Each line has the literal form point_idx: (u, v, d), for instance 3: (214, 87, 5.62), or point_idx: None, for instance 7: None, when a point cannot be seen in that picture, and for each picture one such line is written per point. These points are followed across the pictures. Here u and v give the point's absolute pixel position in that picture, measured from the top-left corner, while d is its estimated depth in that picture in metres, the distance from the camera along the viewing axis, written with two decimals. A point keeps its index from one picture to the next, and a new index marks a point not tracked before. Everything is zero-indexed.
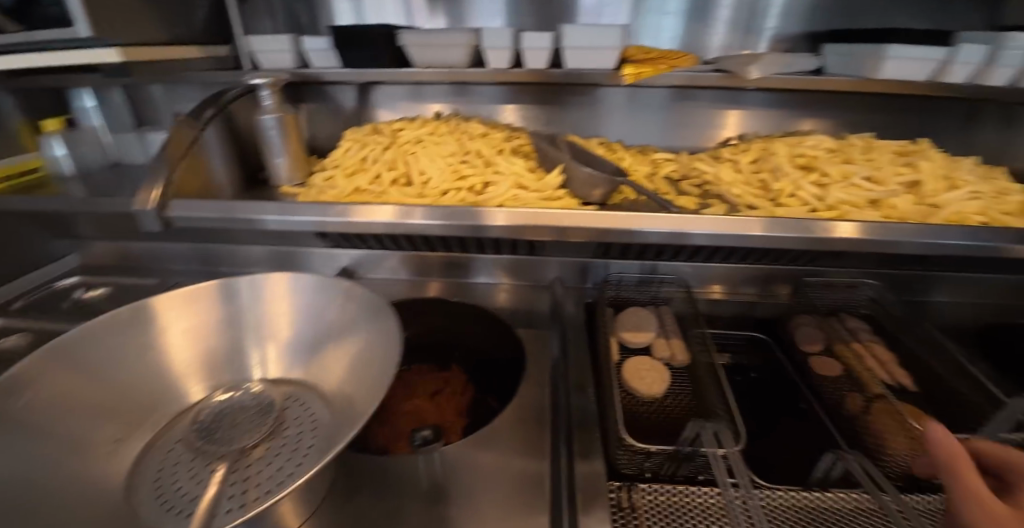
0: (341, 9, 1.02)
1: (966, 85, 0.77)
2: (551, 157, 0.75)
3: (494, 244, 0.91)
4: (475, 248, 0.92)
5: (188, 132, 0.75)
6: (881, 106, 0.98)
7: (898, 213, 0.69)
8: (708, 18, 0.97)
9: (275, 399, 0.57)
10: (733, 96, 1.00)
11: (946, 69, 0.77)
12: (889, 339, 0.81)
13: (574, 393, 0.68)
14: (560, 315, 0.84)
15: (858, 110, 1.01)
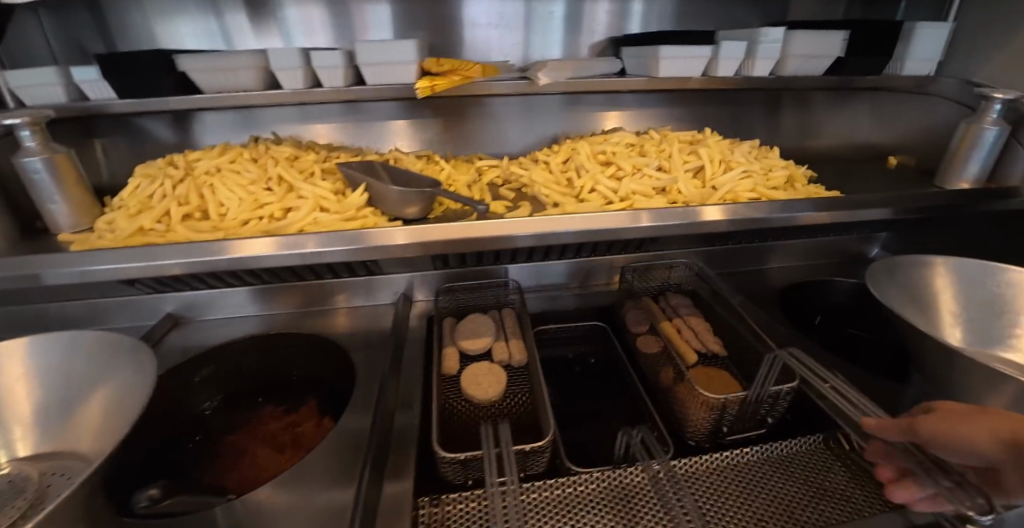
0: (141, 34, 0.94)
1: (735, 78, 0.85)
2: (355, 176, 0.74)
3: (329, 269, 0.89)
4: (311, 274, 0.89)
5: None
6: (709, 100, 1.09)
7: (683, 198, 0.75)
8: (565, 27, 1.01)
9: (30, 477, 0.51)
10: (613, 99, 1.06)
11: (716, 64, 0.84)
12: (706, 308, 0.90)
13: (398, 412, 0.69)
14: (399, 332, 0.84)
15: (673, 105, 1.10)
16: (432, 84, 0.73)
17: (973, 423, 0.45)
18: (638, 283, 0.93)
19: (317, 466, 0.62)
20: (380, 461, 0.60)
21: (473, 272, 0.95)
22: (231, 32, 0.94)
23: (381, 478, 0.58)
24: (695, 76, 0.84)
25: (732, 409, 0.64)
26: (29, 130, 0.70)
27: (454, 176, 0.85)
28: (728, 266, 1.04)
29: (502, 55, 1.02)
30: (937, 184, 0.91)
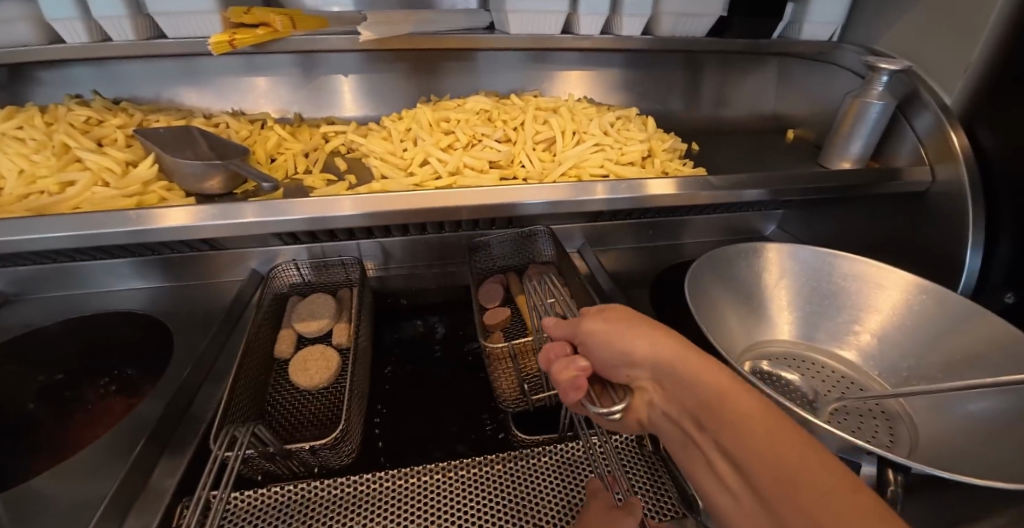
0: None
1: (599, 37, 0.77)
2: (151, 146, 0.67)
3: (167, 245, 0.83)
4: (148, 250, 0.84)
5: None
6: (621, 62, 1.01)
7: (521, 174, 0.69)
8: None
9: None
10: (551, 56, 0.99)
11: (577, 21, 0.75)
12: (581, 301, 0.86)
13: (202, 398, 0.66)
14: (236, 313, 0.79)
15: (568, 65, 1.01)
16: (230, 37, 0.64)
17: (637, 332, 0.40)
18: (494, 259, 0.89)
19: (95, 454, 0.60)
20: (153, 448, 0.57)
21: (336, 247, 0.90)
22: None
23: (154, 461, 0.57)
24: (554, 35, 0.76)
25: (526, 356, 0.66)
26: None
27: (288, 142, 0.76)
28: (614, 242, 0.99)
29: None
30: (821, 162, 0.85)
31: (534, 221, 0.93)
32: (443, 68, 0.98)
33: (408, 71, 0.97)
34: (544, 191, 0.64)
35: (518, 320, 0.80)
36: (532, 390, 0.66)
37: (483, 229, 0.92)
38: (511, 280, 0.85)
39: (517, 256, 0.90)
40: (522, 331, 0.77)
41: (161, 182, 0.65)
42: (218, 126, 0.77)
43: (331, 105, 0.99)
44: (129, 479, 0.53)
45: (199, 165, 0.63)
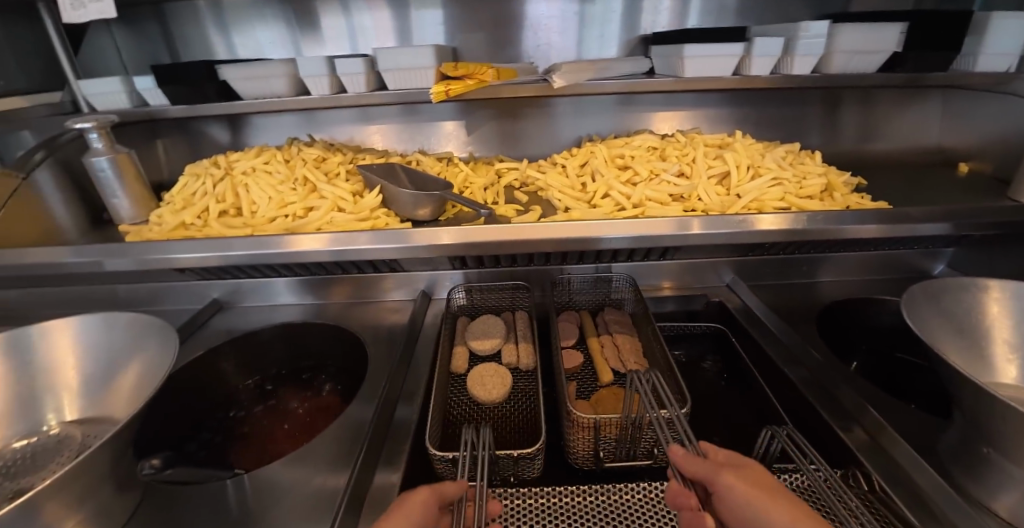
0: (215, 46, 1.05)
1: (772, 77, 0.80)
2: (371, 179, 0.78)
3: (356, 266, 0.94)
4: (339, 269, 0.95)
5: (8, 182, 0.83)
6: (764, 100, 1.03)
7: (701, 206, 0.73)
8: (625, 15, 1.01)
9: (65, 434, 0.56)
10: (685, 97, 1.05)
11: (750, 62, 0.80)
12: (742, 335, 0.86)
13: (401, 404, 0.73)
14: (414, 329, 0.87)
15: (710, 105, 1.05)
16: (447, 87, 0.75)
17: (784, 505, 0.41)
18: (577, 298, 0.93)
19: (322, 452, 0.67)
20: (372, 453, 0.63)
21: (491, 273, 0.96)
22: (267, 48, 1.05)
23: (374, 466, 0.63)
24: (724, 76, 0.81)
25: (610, 430, 0.62)
26: (98, 133, 0.83)
27: (472, 178, 0.85)
28: (766, 278, 0.98)
29: (590, 52, 1.04)
30: (1013, 197, 0.80)
31: (619, 269, 0.95)
32: (585, 111, 1.07)
33: (555, 114, 1.07)
34: (622, 226, 0.67)
35: (589, 366, 0.81)
36: (606, 457, 0.64)
37: (572, 262, 0.94)
38: (584, 317, 0.89)
39: (595, 294, 0.93)
40: (594, 385, 0.77)
41: (383, 210, 0.76)
42: (412, 163, 0.89)
43: (485, 144, 1.10)
44: (364, 471, 0.60)
45: (418, 195, 0.73)
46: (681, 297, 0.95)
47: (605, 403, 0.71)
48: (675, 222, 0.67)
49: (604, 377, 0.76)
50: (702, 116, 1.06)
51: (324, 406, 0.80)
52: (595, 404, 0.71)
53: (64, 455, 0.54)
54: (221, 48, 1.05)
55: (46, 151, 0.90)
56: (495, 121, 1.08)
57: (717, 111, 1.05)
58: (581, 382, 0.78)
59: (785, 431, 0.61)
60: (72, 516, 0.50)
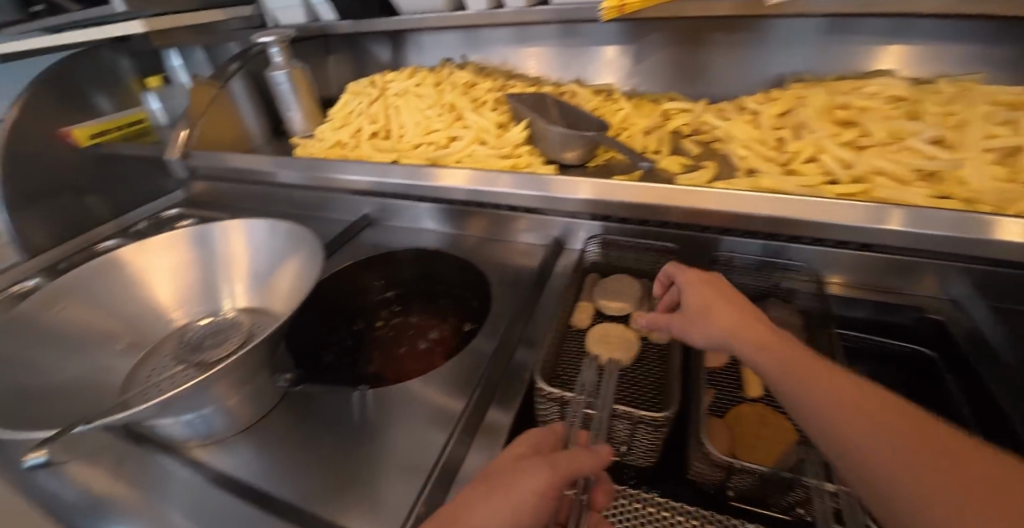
0: None
1: None
2: (519, 111, 0.73)
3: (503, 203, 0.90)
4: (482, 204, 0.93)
5: (209, 90, 0.96)
6: None
7: (967, 191, 0.52)
8: None
9: (237, 320, 0.64)
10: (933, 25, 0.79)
11: None
12: (968, 371, 0.63)
13: (522, 349, 0.70)
14: (544, 278, 0.82)
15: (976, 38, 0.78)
16: (621, 2, 0.61)
17: (927, 434, 0.34)
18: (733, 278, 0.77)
19: (442, 379, 0.68)
20: (488, 391, 0.62)
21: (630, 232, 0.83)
22: None
23: (488, 402, 0.61)
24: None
25: (747, 479, 0.51)
26: (279, 47, 0.89)
27: (632, 118, 0.75)
28: None
29: None
30: None
31: (797, 254, 0.75)
32: (783, 44, 0.88)
33: (750, 44, 0.89)
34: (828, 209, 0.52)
35: (731, 369, 0.68)
36: (734, 496, 0.53)
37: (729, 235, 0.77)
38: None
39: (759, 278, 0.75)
40: (736, 397, 0.64)
41: (526, 147, 0.71)
42: (565, 94, 0.81)
43: (650, 79, 0.98)
44: (476, 414, 0.59)
45: (566, 136, 0.65)
46: (884, 302, 0.73)
47: (745, 426, 0.59)
48: (873, 212, 0.51)
49: (752, 393, 0.63)
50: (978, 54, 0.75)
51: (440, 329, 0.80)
52: (734, 426, 0.60)
53: (236, 336, 0.62)
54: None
55: (240, 63, 1.02)
56: (669, 49, 0.94)
57: (999, 44, 0.76)
58: (717, 387, 0.66)
59: None
60: (235, 394, 0.58)
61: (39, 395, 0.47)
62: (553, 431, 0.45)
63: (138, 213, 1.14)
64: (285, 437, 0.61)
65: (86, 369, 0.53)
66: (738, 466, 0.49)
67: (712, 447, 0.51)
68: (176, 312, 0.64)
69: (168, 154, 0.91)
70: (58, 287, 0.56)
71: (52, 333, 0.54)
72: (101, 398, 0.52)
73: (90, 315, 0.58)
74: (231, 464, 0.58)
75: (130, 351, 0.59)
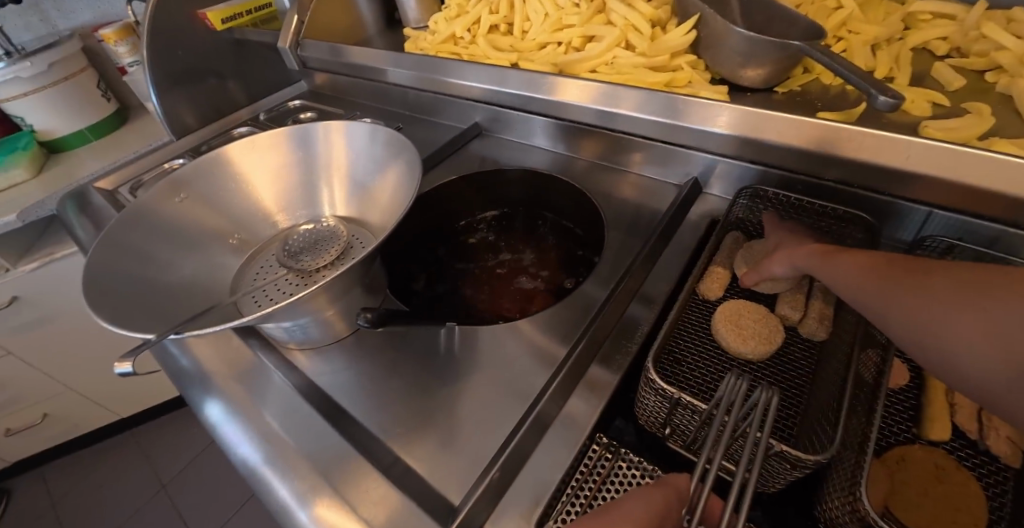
0: None
1: None
2: (686, 3, 0.58)
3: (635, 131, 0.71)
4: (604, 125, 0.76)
5: None
6: None
7: None
8: None
9: (335, 228, 0.62)
10: None
11: None
12: None
13: (634, 308, 0.59)
14: (673, 227, 0.66)
15: None
16: None
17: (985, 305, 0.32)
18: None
19: (538, 324, 0.61)
20: (592, 348, 0.54)
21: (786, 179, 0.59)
22: None
23: (589, 360, 0.53)
24: None
25: None
26: None
27: (856, 20, 0.56)
28: None
29: None
30: None
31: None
32: None
33: None
34: None
35: (912, 393, 0.50)
36: None
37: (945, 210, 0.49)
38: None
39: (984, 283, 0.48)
40: (906, 432, 0.48)
41: (686, 56, 0.60)
42: None
43: None
44: (571, 376, 0.51)
45: (748, 48, 0.52)
46: None
47: (919, 477, 0.44)
48: None
49: (940, 435, 0.46)
50: None
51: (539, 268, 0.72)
52: (896, 472, 0.44)
53: (333, 247, 0.59)
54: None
55: None
56: None
57: None
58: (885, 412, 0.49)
59: None
60: (329, 305, 0.57)
61: (158, 284, 0.49)
62: (673, 491, 0.33)
63: (267, 101, 1.17)
64: (374, 356, 0.60)
65: (199, 262, 0.55)
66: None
67: (873, 508, 0.37)
68: (280, 215, 0.63)
69: (280, 42, 0.91)
70: (174, 179, 0.57)
71: (169, 226, 0.55)
72: (210, 293, 0.53)
73: (203, 210, 0.59)
74: (324, 370, 0.59)
75: (240, 247, 0.60)
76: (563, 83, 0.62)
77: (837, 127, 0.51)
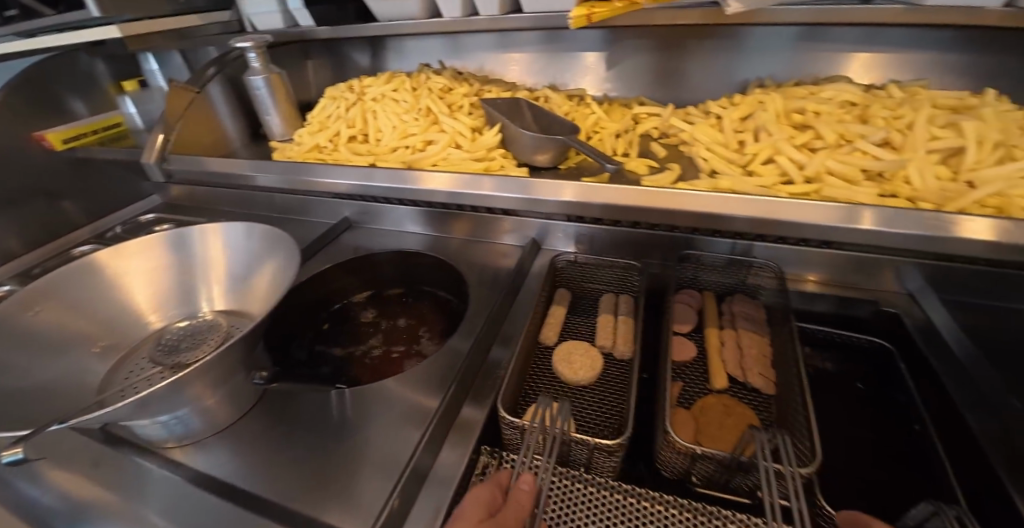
0: None
1: (969, 37, 0.86)
2: (492, 116, 0.82)
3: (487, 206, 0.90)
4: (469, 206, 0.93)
5: (185, 94, 0.96)
6: (1011, 43, 0.84)
7: (909, 190, 0.61)
8: None
9: (214, 322, 0.65)
10: (868, 37, 0.90)
11: (941, 35, 0.87)
12: (918, 362, 0.67)
13: (496, 348, 0.72)
14: (520, 275, 0.83)
15: (910, 47, 0.89)
16: (589, 13, 0.74)
17: None
18: (702, 275, 0.80)
19: (421, 375, 0.69)
20: (465, 382, 0.65)
21: (609, 232, 0.86)
22: None
23: (464, 394, 0.65)
24: (909, 38, 0.88)
25: (711, 466, 0.53)
26: (255, 52, 0.90)
27: (603, 122, 0.85)
28: (982, 296, 0.71)
29: None
30: None
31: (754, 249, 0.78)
32: (732, 55, 0.99)
33: (704, 49, 1.00)
34: (810, 211, 0.60)
35: (699, 361, 0.71)
36: (700, 482, 0.56)
37: (704, 236, 0.79)
38: (707, 300, 0.77)
39: (726, 274, 0.79)
40: (702, 387, 0.67)
41: (499, 149, 0.80)
42: (540, 99, 0.91)
43: (597, 88, 1.10)
44: (449, 411, 0.61)
45: (537, 141, 0.75)
46: (841, 298, 0.75)
47: (710, 414, 0.62)
48: (845, 212, 0.58)
49: (715, 382, 0.66)
50: (908, 62, 0.90)
51: (426, 322, 0.83)
52: (696, 414, 0.62)
53: (213, 339, 0.62)
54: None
55: (217, 67, 1.03)
56: (624, 59, 1.06)
57: (922, 56, 0.89)
58: (686, 377, 0.68)
59: (953, 513, 0.47)
60: (212, 395, 0.59)
61: (17, 394, 0.48)
62: (495, 485, 0.48)
63: (115, 217, 1.13)
64: (263, 437, 0.62)
65: (61, 371, 0.54)
66: (697, 452, 0.52)
67: (676, 436, 0.53)
68: (154, 315, 0.65)
69: (144, 156, 0.93)
70: (31, 292, 0.55)
71: (28, 335, 0.53)
72: (76, 398, 0.52)
73: (66, 317, 0.58)
74: (208, 463, 0.59)
75: (106, 353, 0.59)
76: (426, 176, 0.75)
77: (607, 186, 0.71)
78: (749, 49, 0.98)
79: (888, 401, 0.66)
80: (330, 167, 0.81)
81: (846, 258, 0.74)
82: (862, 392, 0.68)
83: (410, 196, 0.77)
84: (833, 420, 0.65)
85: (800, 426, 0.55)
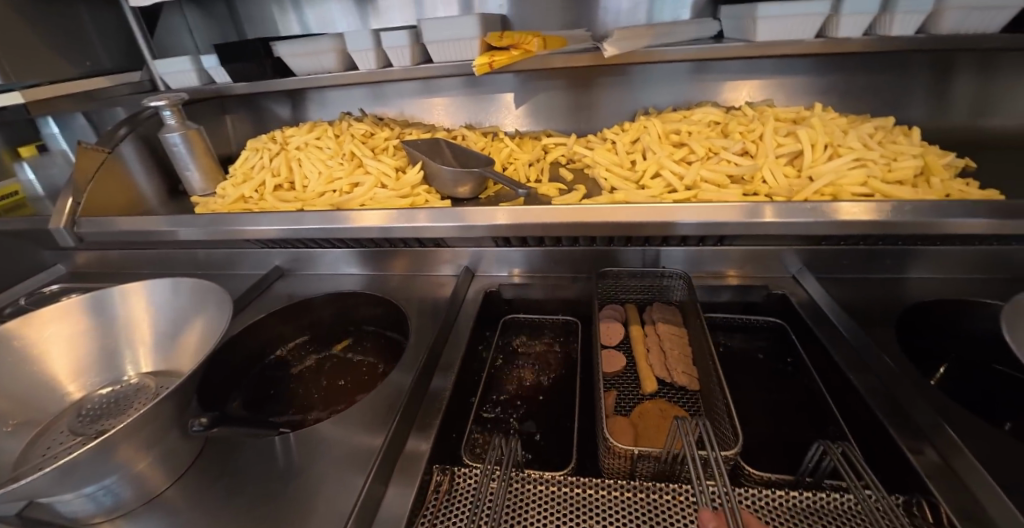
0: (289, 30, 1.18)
1: (801, 64, 1.06)
2: (413, 156, 0.88)
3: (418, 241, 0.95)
4: (402, 242, 0.97)
5: (97, 155, 0.93)
6: (833, 67, 1.05)
7: (766, 188, 0.75)
8: None
9: (141, 385, 0.63)
10: (728, 68, 1.09)
11: (781, 64, 1.07)
12: (803, 333, 0.78)
13: (438, 375, 0.74)
14: (457, 300, 0.87)
15: (760, 73, 1.08)
16: (491, 59, 0.86)
17: None
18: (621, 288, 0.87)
19: (366, 411, 0.70)
20: (412, 407, 0.67)
21: (536, 253, 0.92)
22: (327, 25, 1.16)
23: (413, 418, 0.66)
24: (758, 68, 1.08)
25: (649, 462, 0.58)
26: (170, 110, 0.91)
27: (516, 153, 0.94)
28: (846, 271, 0.85)
29: (625, 20, 1.07)
30: None
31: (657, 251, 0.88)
32: (624, 89, 1.14)
33: (599, 85, 1.14)
34: (694, 212, 0.71)
35: (632, 370, 0.78)
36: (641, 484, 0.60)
37: (618, 245, 0.88)
38: (629, 312, 0.85)
39: (643, 285, 0.87)
40: (637, 395, 0.74)
41: (423, 185, 0.86)
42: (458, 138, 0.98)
43: (512, 124, 1.21)
44: (398, 438, 0.62)
45: (457, 175, 0.82)
46: (737, 287, 0.86)
47: (646, 417, 0.68)
48: (748, 209, 0.69)
49: (646, 386, 0.73)
50: (762, 85, 1.09)
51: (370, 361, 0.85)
52: (633, 421, 0.68)
53: (142, 401, 0.60)
54: (291, 21, 1.17)
55: (130, 127, 1.01)
56: (533, 96, 1.17)
57: (771, 80, 1.08)
58: (622, 386, 0.75)
59: (834, 449, 0.56)
60: (143, 459, 0.57)
61: None
62: None
63: (13, 292, 1.04)
64: (203, 496, 0.60)
65: None
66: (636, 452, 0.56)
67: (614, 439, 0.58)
68: (73, 384, 0.61)
69: (52, 223, 0.89)
70: None
71: None
72: None
73: None
74: None
75: (19, 431, 0.55)
76: (359, 215, 0.78)
77: (525, 209, 0.77)
78: (637, 83, 1.13)
79: (782, 364, 0.78)
80: (258, 216, 0.82)
81: (736, 251, 0.86)
82: (760, 361, 0.79)
83: (341, 235, 0.80)
84: (743, 390, 0.74)
85: (721, 417, 0.62)
